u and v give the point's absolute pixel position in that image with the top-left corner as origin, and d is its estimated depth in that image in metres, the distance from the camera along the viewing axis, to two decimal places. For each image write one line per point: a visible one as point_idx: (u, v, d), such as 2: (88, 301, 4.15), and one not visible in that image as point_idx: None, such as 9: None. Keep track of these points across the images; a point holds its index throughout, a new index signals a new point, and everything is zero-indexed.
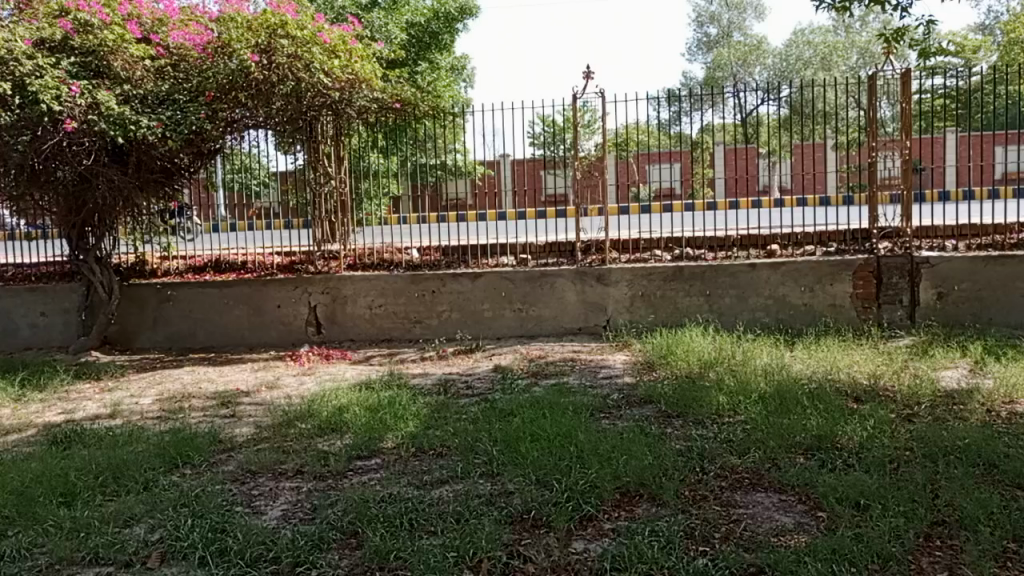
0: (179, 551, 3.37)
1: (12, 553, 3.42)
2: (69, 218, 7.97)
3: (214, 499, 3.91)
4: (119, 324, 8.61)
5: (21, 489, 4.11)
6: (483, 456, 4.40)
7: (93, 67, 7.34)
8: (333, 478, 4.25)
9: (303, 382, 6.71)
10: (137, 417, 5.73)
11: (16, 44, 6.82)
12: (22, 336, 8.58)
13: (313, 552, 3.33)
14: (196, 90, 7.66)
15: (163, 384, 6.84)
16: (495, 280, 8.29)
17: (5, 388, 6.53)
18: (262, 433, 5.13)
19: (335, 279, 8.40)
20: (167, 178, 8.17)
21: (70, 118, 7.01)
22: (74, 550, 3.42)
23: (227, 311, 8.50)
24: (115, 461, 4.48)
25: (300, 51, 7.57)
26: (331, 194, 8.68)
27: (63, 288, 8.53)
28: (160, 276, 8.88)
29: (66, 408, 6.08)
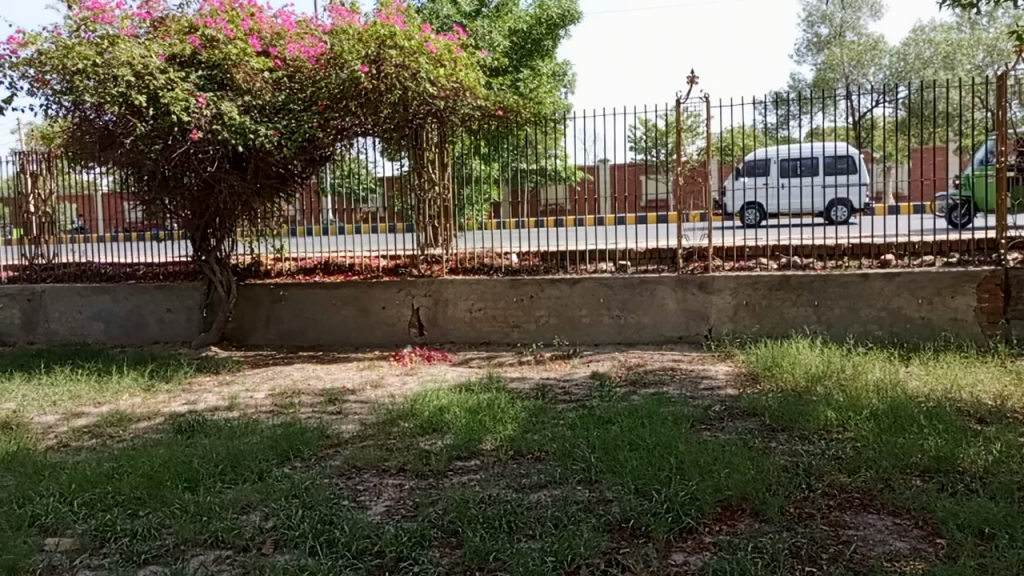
0: (292, 539, 3.54)
1: (143, 532, 3.67)
2: (194, 221, 8.42)
3: (322, 492, 4.09)
4: (236, 321, 9.10)
5: (151, 472, 4.43)
6: (582, 463, 4.41)
7: (218, 79, 7.82)
8: (435, 478, 4.36)
9: (405, 382, 6.91)
10: (252, 410, 6.06)
11: (150, 60, 7.36)
12: (151, 330, 9.23)
13: (416, 549, 3.42)
14: (310, 100, 8.02)
15: (275, 380, 7.21)
16: (595, 286, 8.26)
17: (136, 379, 7.05)
18: (367, 430, 5.33)
19: (437, 283, 8.60)
20: (283, 184, 8.57)
21: (197, 128, 7.50)
22: (197, 532, 3.65)
23: (336, 311, 8.84)
24: (232, 451, 4.76)
25: (408, 60, 7.85)
26: (435, 201, 8.96)
27: (187, 286, 9.09)
28: (274, 277, 9.32)
29: (189, 399, 6.50)
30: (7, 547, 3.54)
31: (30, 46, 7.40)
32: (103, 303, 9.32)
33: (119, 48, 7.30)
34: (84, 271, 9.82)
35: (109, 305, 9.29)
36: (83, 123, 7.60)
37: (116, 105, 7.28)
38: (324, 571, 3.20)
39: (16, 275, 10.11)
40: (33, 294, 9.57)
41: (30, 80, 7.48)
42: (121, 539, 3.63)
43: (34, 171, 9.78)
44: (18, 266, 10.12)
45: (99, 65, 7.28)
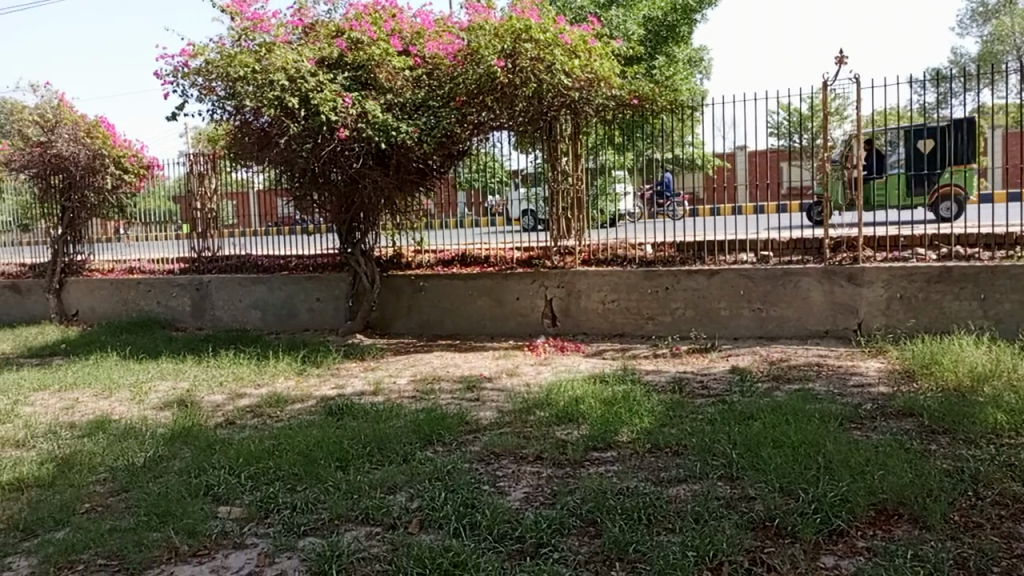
0: (436, 520, 3.69)
1: (301, 505, 3.94)
2: (340, 215, 8.87)
3: (463, 476, 4.22)
4: (379, 311, 9.54)
5: (306, 451, 4.74)
6: (722, 459, 4.30)
7: (363, 79, 8.19)
8: (572, 467, 4.40)
9: (540, 372, 6.99)
10: (395, 395, 6.34)
11: (302, 64, 7.82)
12: (302, 319, 9.85)
13: (555, 536, 3.47)
14: (448, 96, 8.25)
15: (415, 367, 7.50)
16: (734, 278, 8.01)
17: (291, 363, 7.56)
18: (504, 417, 5.44)
19: (570, 275, 8.63)
20: (422, 179, 8.86)
21: (343, 127, 7.89)
22: (349, 509, 3.88)
23: (472, 301, 9.07)
24: (378, 434, 5.00)
25: (543, 53, 7.89)
26: (568, 192, 8.90)
27: (334, 277, 9.62)
28: (415, 268, 9.72)
29: (337, 383, 6.89)
30: (187, 512, 3.90)
31: (198, 56, 8.06)
32: (260, 293, 10.04)
33: (275, 55, 7.78)
34: (243, 262, 10.57)
35: (265, 295, 10.00)
36: (244, 125, 8.20)
37: (272, 108, 7.77)
38: (468, 552, 3.30)
39: (186, 266, 11.03)
40: (200, 284, 10.47)
41: (199, 88, 8.13)
42: (282, 510, 3.92)
43: (201, 172, 10.64)
44: (188, 258, 11.06)
45: (257, 71, 7.77)
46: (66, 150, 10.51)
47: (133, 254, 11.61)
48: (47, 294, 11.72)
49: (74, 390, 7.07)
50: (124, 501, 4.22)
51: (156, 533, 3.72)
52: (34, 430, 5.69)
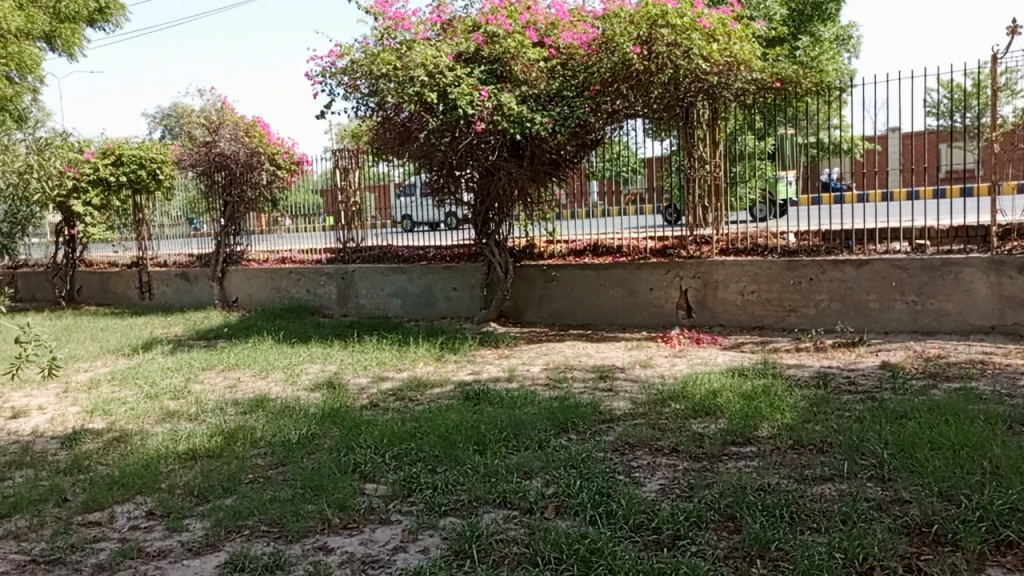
0: (571, 507, 3.73)
1: (442, 486, 4.10)
2: (476, 207, 9.07)
3: (598, 464, 4.24)
4: (512, 300, 9.69)
5: (446, 434, 4.92)
6: (872, 458, 4.08)
7: (498, 72, 8.36)
8: (709, 460, 4.31)
9: (675, 363, 6.88)
10: (529, 383, 6.45)
11: (441, 59, 8.04)
12: (439, 307, 10.18)
13: (693, 529, 3.43)
14: (582, 86, 8.27)
15: (549, 356, 7.58)
16: (885, 268, 7.54)
17: (429, 349, 7.85)
18: (638, 408, 5.40)
19: (707, 265, 8.42)
20: (556, 170, 8.84)
21: (480, 120, 8.09)
22: (488, 491, 3.99)
23: (605, 292, 9.03)
24: (514, 420, 5.11)
25: (680, 38, 7.72)
26: (705, 179, 8.72)
27: (469, 266, 9.89)
28: (547, 258, 9.77)
29: (473, 370, 7.10)
30: (337, 488, 4.16)
31: (345, 56, 8.48)
32: (400, 282, 10.48)
33: (415, 51, 8.06)
34: (385, 252, 11.05)
35: (405, 284, 10.42)
36: (386, 121, 8.54)
37: (412, 104, 8.06)
38: (605, 539, 3.32)
39: (332, 256, 11.64)
40: (346, 273, 11.07)
41: (345, 86, 8.57)
42: (424, 490, 4.10)
43: (346, 166, 11.20)
44: (334, 249, 11.65)
45: (399, 68, 8.09)
46: (229, 148, 11.47)
47: (285, 246, 12.34)
48: (212, 282, 12.76)
49: (236, 370, 7.68)
50: (281, 474, 4.54)
51: (311, 505, 3.99)
52: (204, 405, 6.24)
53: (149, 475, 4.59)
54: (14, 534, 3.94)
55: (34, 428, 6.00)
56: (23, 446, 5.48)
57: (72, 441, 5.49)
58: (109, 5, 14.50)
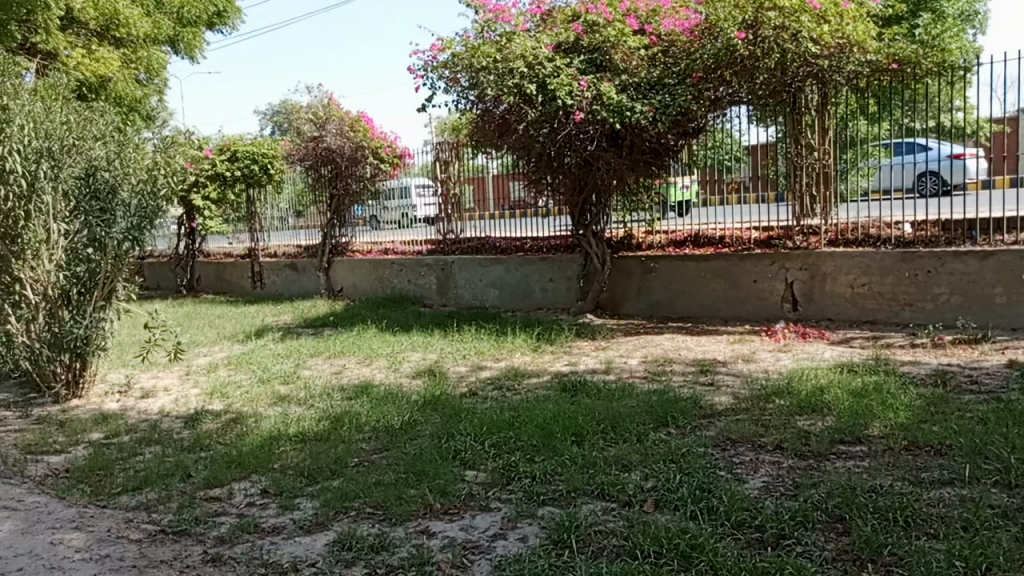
0: (671, 501, 3.69)
1: (540, 475, 4.13)
2: (574, 198, 9.04)
3: (698, 460, 4.17)
4: (609, 291, 9.63)
5: (543, 424, 4.96)
6: (996, 463, 3.83)
7: (598, 62, 8.28)
8: (815, 459, 4.16)
9: (779, 358, 6.67)
10: (627, 375, 6.41)
11: (540, 50, 8.10)
12: (536, 297, 10.23)
13: (799, 529, 3.32)
14: (684, 73, 8.07)
15: (647, 348, 7.49)
16: (1013, 260, 7.04)
17: (526, 340, 7.91)
18: (741, 403, 5.27)
19: (815, 256, 8.11)
20: (656, 159, 8.67)
21: (579, 110, 8.03)
22: (586, 483, 4.00)
23: (705, 284, 8.84)
24: (612, 412, 5.08)
25: (788, 20, 7.44)
26: (813, 167, 8.42)
27: (566, 258, 9.89)
28: (645, 249, 9.63)
29: (571, 361, 7.11)
30: (438, 473, 4.26)
31: (446, 50, 8.63)
32: (498, 273, 10.59)
33: (515, 43, 8.13)
34: (483, 244, 11.18)
35: (503, 275, 10.53)
36: (485, 113, 8.64)
37: (511, 96, 8.11)
38: (706, 535, 3.27)
39: (432, 247, 11.85)
40: (445, 264, 11.29)
41: (446, 80, 8.74)
42: (522, 479, 4.15)
43: (445, 159, 11.39)
44: (433, 240, 11.87)
45: (499, 60, 8.16)
46: (334, 143, 11.94)
47: (387, 237, 12.67)
48: (319, 272, 13.29)
49: (342, 357, 7.98)
50: (385, 458, 4.70)
51: (413, 489, 4.11)
52: (313, 390, 6.52)
53: (263, 455, 4.85)
54: (145, 505, 4.25)
55: (161, 408, 6.44)
56: (151, 424, 5.90)
57: (194, 420, 5.87)
58: (225, 10, 15.28)
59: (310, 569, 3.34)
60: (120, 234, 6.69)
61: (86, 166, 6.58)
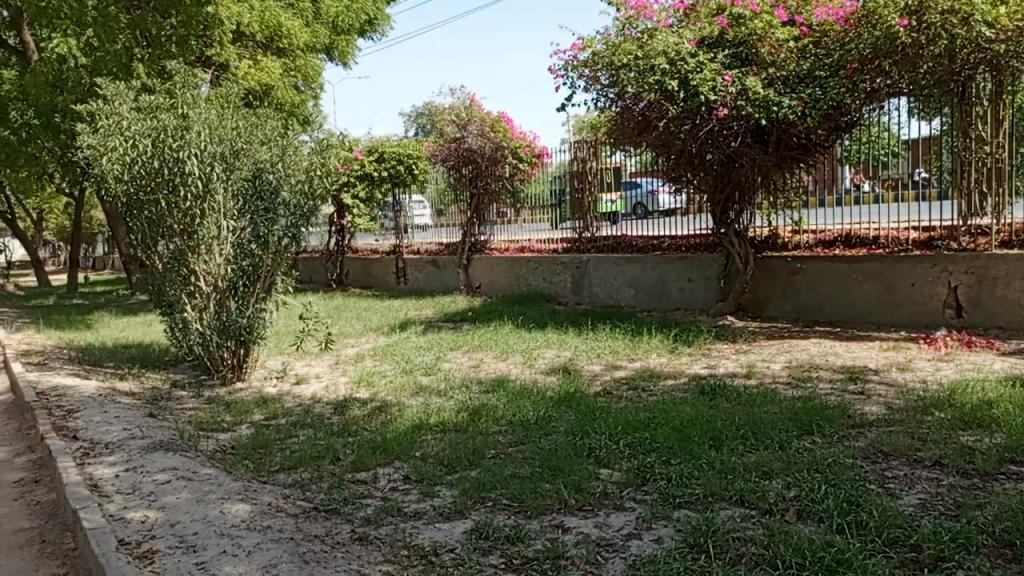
0: (816, 512, 3.53)
1: (676, 478, 4.07)
2: (715, 195, 8.79)
3: (846, 471, 3.97)
4: (751, 293, 9.29)
5: (680, 426, 4.88)
6: None
7: (744, 56, 8.04)
8: (980, 479, 3.85)
9: (940, 368, 6.20)
10: (769, 380, 6.18)
11: (683, 45, 7.93)
12: (673, 297, 10.05)
13: (961, 552, 3.09)
14: (837, 65, 7.67)
15: (790, 353, 7.19)
16: None
17: (663, 341, 7.80)
18: (895, 414, 4.95)
19: (983, 259, 7.47)
20: (804, 155, 8.33)
21: (723, 106, 7.84)
22: (724, 488, 3.90)
23: (857, 286, 8.34)
24: (753, 418, 4.92)
25: (959, 4, 6.85)
26: (983, 163, 7.76)
27: (706, 258, 9.64)
28: (791, 250, 9.20)
29: (709, 363, 6.93)
30: (573, 470, 4.30)
31: (587, 49, 8.63)
32: (634, 272, 10.50)
33: (657, 40, 8.02)
34: (619, 243, 11.11)
35: (639, 273, 10.41)
36: (624, 111, 8.52)
37: (652, 92, 8.00)
38: (854, 550, 3.11)
39: (568, 246, 11.87)
40: (581, 263, 11.31)
41: (586, 78, 8.71)
42: (657, 480, 4.11)
43: (584, 157, 11.38)
44: (569, 238, 11.90)
45: (640, 57, 8.08)
46: (475, 143, 12.32)
47: (524, 235, 12.80)
48: (459, 269, 13.70)
49: (480, 351, 8.20)
50: (521, 452, 4.79)
51: (548, 484, 4.17)
52: (452, 382, 6.76)
53: (406, 443, 5.08)
54: (300, 483, 4.57)
55: (314, 394, 6.89)
56: (305, 408, 6.32)
57: (343, 407, 6.23)
58: (376, 16, 16.22)
59: (449, 554, 3.46)
60: (279, 231, 7.22)
61: (252, 167, 7.14)
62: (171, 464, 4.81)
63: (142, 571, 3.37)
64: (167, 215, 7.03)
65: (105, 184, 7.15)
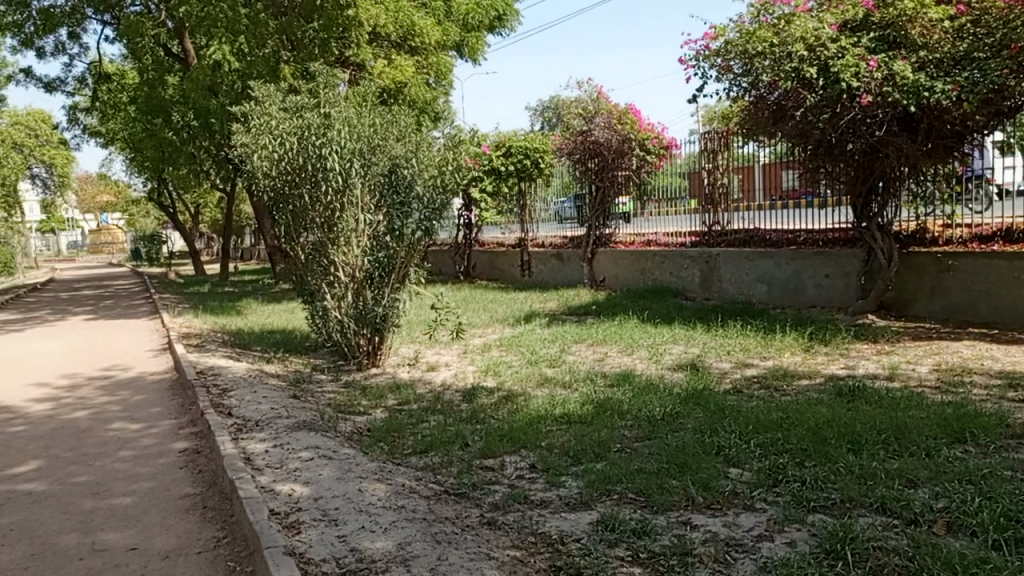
0: (968, 526, 3.32)
1: (811, 482, 3.92)
2: (857, 187, 8.32)
3: (1003, 484, 3.68)
4: (896, 290, 8.74)
5: (816, 428, 4.68)
6: None
7: (891, 39, 7.60)
8: None
9: None
10: (915, 384, 5.81)
11: (823, 30, 7.59)
12: (809, 294, 9.62)
13: None
14: (1000, 45, 6.94)
15: (940, 355, 6.72)
16: None
17: (797, 339, 7.50)
18: None
19: None
20: (959, 143, 7.80)
21: (866, 93, 7.40)
22: (863, 494, 3.72)
23: (1018, 285, 7.67)
24: (896, 423, 4.66)
25: None
26: None
27: (846, 253, 9.16)
28: (942, 245, 8.50)
29: (847, 364, 6.60)
30: (701, 467, 4.23)
31: (719, 37, 8.40)
32: (767, 267, 10.13)
33: (795, 25, 7.73)
34: (752, 236, 10.73)
35: (772, 269, 10.05)
36: (758, 101, 8.30)
37: (789, 81, 7.71)
38: (1011, 569, 2.91)
39: (697, 239, 11.65)
40: (710, 257, 11.03)
41: (717, 68, 8.51)
42: (791, 483, 3.97)
43: (714, 149, 11.10)
44: (698, 232, 11.67)
45: (776, 44, 7.80)
46: (602, 136, 12.23)
47: (651, 228, 12.69)
48: (583, 262, 13.69)
49: (604, 345, 8.18)
50: (647, 447, 4.75)
51: (675, 481, 4.12)
52: (577, 375, 6.80)
53: (532, 432, 5.16)
54: (431, 467, 4.75)
55: (443, 381, 7.14)
56: (435, 395, 6.55)
57: (471, 395, 6.41)
58: (505, 12, 16.64)
59: (575, 544, 3.51)
60: (413, 224, 7.59)
61: (388, 162, 7.46)
62: (314, 443, 5.14)
63: (291, 539, 3.64)
64: (310, 209, 7.47)
65: (255, 181, 7.69)
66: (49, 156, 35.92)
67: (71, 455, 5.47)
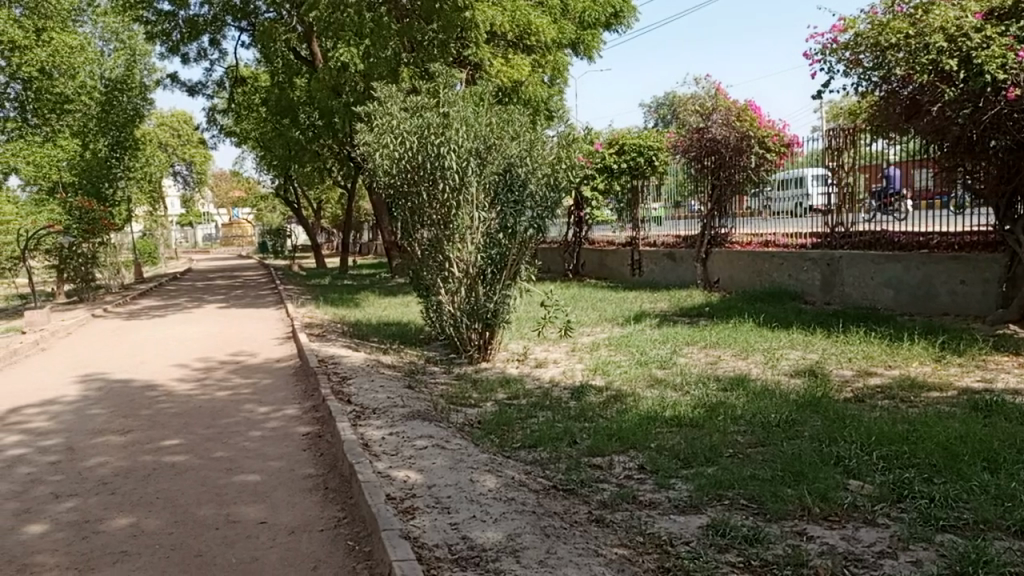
0: None
1: (940, 499, 3.71)
2: (999, 188, 7.75)
3: None
4: None
5: (947, 443, 4.41)
6: None
7: None
8: None
9: None
10: None
11: (965, 20, 7.12)
12: (941, 301, 9.03)
13: None
14: None
15: None
16: None
17: (927, 348, 7.07)
18: None
19: None
20: None
21: (1014, 86, 6.76)
22: (1000, 517, 3.49)
23: None
24: None
25: None
26: None
27: (985, 257, 8.53)
28: None
29: (983, 377, 6.17)
30: (818, 477, 4.08)
31: (848, 30, 8.04)
32: (895, 271, 9.59)
33: (934, 15, 7.32)
34: (878, 239, 10.18)
35: (901, 273, 9.51)
36: (890, 96, 7.90)
37: (925, 74, 7.34)
38: None
39: (818, 241, 11.17)
40: (832, 259, 10.55)
41: (845, 62, 8.18)
42: (917, 499, 3.77)
43: (838, 146, 10.56)
44: (819, 233, 11.18)
45: (912, 35, 7.47)
46: (720, 133, 11.94)
47: (768, 228, 12.28)
48: (696, 263, 13.42)
49: (717, 348, 8.01)
50: (761, 453, 4.63)
51: (791, 489, 4.00)
52: (689, 377, 6.68)
53: (641, 433, 5.14)
54: (540, 462, 4.82)
55: (552, 378, 7.20)
56: (544, 391, 6.62)
57: (580, 393, 6.43)
58: (622, 10, 16.57)
59: (685, 547, 3.47)
60: (526, 223, 7.74)
61: (503, 162, 7.57)
62: (428, 432, 5.32)
63: (406, 523, 3.79)
64: (427, 206, 7.71)
65: (376, 178, 8.00)
66: (189, 155, 38.67)
67: (208, 433, 5.90)
